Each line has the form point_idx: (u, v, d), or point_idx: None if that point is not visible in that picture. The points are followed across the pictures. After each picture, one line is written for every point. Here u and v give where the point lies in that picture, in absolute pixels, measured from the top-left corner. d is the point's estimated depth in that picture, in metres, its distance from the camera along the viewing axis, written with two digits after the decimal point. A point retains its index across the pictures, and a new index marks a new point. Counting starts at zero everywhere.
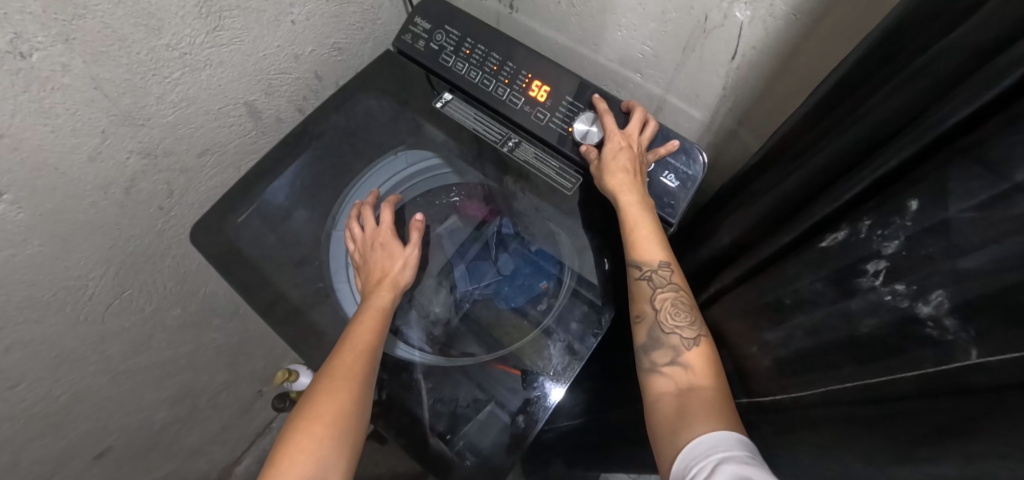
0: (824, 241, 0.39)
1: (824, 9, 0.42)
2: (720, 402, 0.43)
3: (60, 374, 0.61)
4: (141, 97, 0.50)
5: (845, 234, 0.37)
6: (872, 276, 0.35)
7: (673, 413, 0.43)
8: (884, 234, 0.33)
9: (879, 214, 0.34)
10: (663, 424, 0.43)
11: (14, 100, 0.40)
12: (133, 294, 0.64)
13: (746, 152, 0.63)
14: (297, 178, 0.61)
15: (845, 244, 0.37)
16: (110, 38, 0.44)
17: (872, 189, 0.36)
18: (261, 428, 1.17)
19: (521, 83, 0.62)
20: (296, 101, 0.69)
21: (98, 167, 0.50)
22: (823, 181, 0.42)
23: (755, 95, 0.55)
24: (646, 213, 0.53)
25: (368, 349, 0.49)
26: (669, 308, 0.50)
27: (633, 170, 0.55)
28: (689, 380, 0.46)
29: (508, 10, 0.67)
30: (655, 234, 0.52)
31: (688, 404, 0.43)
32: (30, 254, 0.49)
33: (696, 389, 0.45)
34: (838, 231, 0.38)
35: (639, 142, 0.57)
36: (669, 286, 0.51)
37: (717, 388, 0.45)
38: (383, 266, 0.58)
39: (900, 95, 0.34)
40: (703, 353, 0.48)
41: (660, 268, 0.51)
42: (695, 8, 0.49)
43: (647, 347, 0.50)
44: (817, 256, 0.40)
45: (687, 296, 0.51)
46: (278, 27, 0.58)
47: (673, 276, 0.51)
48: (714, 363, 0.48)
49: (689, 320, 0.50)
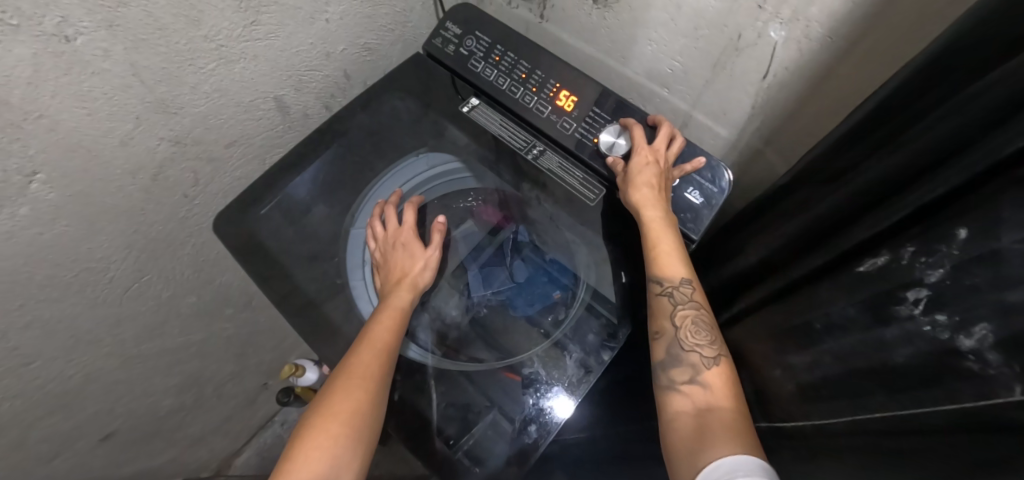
0: (863, 266, 0.40)
1: (861, 33, 0.42)
2: (741, 424, 0.42)
3: (74, 354, 0.61)
4: (176, 86, 0.50)
5: (887, 260, 0.37)
6: (911, 305, 0.34)
7: (692, 432, 0.42)
8: (929, 262, 0.33)
9: (924, 242, 0.34)
10: (681, 444, 0.42)
11: (54, 81, 0.41)
12: (151, 280, 0.64)
13: (773, 173, 0.62)
14: (320, 174, 0.62)
15: (884, 270, 0.37)
16: (151, 27, 0.44)
17: (914, 217, 0.36)
18: (263, 421, 1.17)
19: (548, 92, 0.62)
20: (324, 98, 0.70)
21: (129, 152, 0.51)
22: (861, 206, 0.42)
23: (784, 115, 0.54)
24: (670, 229, 0.53)
25: (385, 351, 0.48)
26: (690, 325, 0.50)
27: (657, 186, 0.54)
28: (710, 400, 0.45)
29: (538, 20, 0.68)
30: (678, 251, 0.52)
31: (708, 425, 0.42)
32: (55, 233, 0.50)
33: (717, 409, 0.44)
34: (880, 256, 0.38)
35: (665, 157, 0.57)
36: (690, 304, 0.50)
37: (735, 407, 0.44)
38: (403, 266, 0.58)
39: (945, 125, 0.34)
40: (721, 371, 0.47)
41: (682, 284, 0.51)
42: (728, 26, 0.50)
43: (665, 364, 0.49)
44: (855, 279, 0.40)
45: (707, 315, 0.51)
46: (313, 25, 0.59)
47: (694, 294, 0.51)
48: (735, 385, 0.47)
49: (709, 339, 0.49)
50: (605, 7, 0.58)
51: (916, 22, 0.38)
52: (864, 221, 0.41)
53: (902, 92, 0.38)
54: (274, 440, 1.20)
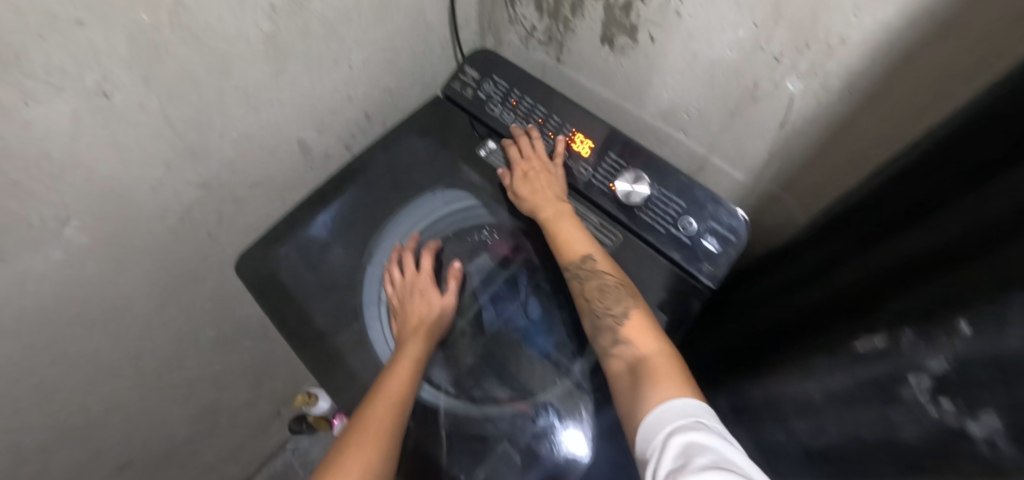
0: (875, 343, 0.35)
1: (880, 88, 0.42)
2: (671, 366, 0.48)
3: (96, 387, 0.62)
4: (205, 132, 0.52)
5: (889, 344, 0.34)
6: (921, 391, 0.31)
7: (629, 391, 0.48)
8: (930, 351, 0.30)
9: (922, 331, 0.31)
10: (623, 404, 0.48)
11: (92, 134, 0.43)
12: (173, 314, 0.66)
13: (792, 219, 0.62)
14: (339, 213, 0.64)
15: (885, 353, 0.34)
16: (184, 80, 0.47)
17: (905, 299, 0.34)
18: (275, 448, 1.17)
19: (564, 137, 0.63)
20: (345, 138, 0.72)
21: (158, 197, 0.53)
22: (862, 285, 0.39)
23: (803, 163, 0.54)
24: (569, 218, 0.59)
25: (395, 412, 0.50)
26: (598, 293, 0.54)
27: (522, 193, 0.60)
28: (636, 354, 0.50)
29: (555, 62, 0.69)
30: (579, 233, 0.57)
31: (638, 384, 0.47)
32: (85, 273, 0.52)
33: (644, 360, 0.49)
34: (895, 338, 0.34)
35: (534, 158, 0.62)
36: (596, 274, 0.54)
37: (659, 351, 0.50)
38: (420, 313, 0.62)
39: (952, 226, 0.30)
40: (633, 322, 0.52)
41: (587, 260, 0.55)
42: (744, 76, 0.50)
43: (595, 334, 0.54)
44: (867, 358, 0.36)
45: (613, 276, 0.54)
46: (337, 71, 0.62)
47: (599, 264, 0.55)
48: (650, 325, 0.52)
49: (616, 296, 0.53)
50: (620, 53, 0.59)
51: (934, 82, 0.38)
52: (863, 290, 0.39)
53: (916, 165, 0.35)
54: (284, 468, 1.19)
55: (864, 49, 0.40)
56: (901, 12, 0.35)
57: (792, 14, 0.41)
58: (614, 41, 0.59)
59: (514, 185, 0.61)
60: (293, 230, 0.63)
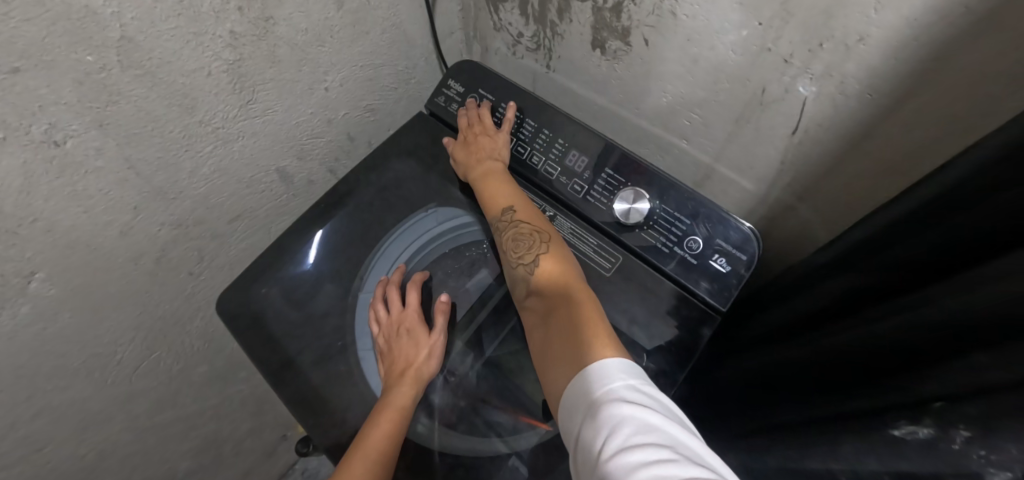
0: (897, 429, 0.23)
1: (906, 91, 0.37)
2: (578, 308, 0.46)
3: (84, 435, 0.60)
4: (174, 172, 0.49)
5: (927, 435, 0.21)
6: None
7: (541, 341, 0.48)
8: (988, 459, 0.17)
9: (942, 418, 0.21)
10: (540, 359, 0.47)
11: (48, 186, 0.40)
12: (161, 355, 0.63)
13: (808, 229, 0.57)
14: (323, 244, 0.61)
15: (926, 450, 0.21)
16: (144, 120, 0.43)
17: (872, 346, 0.31)
18: (283, 470, 1.16)
19: (556, 152, 0.59)
20: (328, 163, 0.68)
21: (130, 241, 0.50)
22: (873, 353, 0.31)
23: (819, 172, 0.49)
24: (503, 179, 0.57)
25: (382, 458, 0.49)
26: (512, 245, 0.53)
27: (470, 156, 0.59)
28: (548, 302, 0.49)
29: (546, 70, 0.65)
30: (504, 190, 0.56)
31: (550, 334, 0.47)
32: (60, 326, 0.49)
33: (555, 308, 0.47)
34: (919, 425, 0.22)
35: (482, 123, 0.60)
36: (512, 226, 0.54)
37: (569, 295, 0.48)
38: (407, 355, 0.57)
39: (990, 290, 0.22)
40: (546, 267, 0.50)
41: (503, 215, 0.55)
42: (751, 80, 0.45)
43: (515, 286, 0.54)
44: (884, 447, 0.24)
45: (528, 226, 0.53)
46: (312, 95, 0.58)
47: (515, 216, 0.54)
48: (563, 269, 0.50)
49: (529, 246, 0.52)
50: (614, 59, 0.55)
51: (968, 82, 0.33)
52: (842, 326, 0.36)
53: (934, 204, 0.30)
54: None
55: (887, 48, 0.35)
56: (930, 8, 0.30)
57: (802, 13, 0.36)
58: (606, 45, 0.54)
59: (456, 149, 0.60)
60: (278, 264, 0.60)
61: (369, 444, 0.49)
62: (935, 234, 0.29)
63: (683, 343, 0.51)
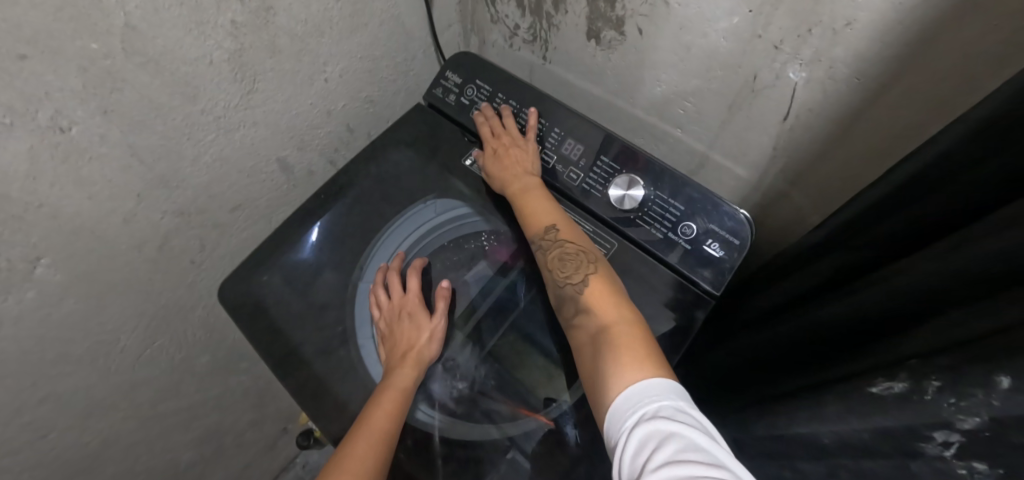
0: (876, 386, 0.24)
1: (892, 74, 0.38)
2: (632, 332, 0.45)
3: (88, 423, 0.61)
4: (176, 160, 0.50)
5: (902, 389, 0.22)
6: (939, 445, 0.19)
7: (588, 363, 0.45)
8: (955, 405, 0.19)
9: (916, 371, 0.22)
10: (586, 384, 0.45)
11: (54, 171, 0.41)
12: (163, 344, 0.64)
13: (801, 215, 0.58)
14: (324, 233, 0.62)
15: (902, 404, 0.22)
16: (147, 107, 0.44)
17: (857, 316, 0.32)
18: (285, 463, 1.17)
19: (553, 141, 0.60)
20: (328, 154, 0.69)
21: (133, 228, 0.51)
22: (858, 323, 0.31)
23: (810, 157, 0.50)
24: (540, 196, 0.57)
25: (382, 441, 0.49)
26: (558, 263, 0.52)
27: (507, 169, 0.58)
28: (597, 322, 0.47)
29: (542, 61, 0.66)
30: (544, 206, 0.56)
31: (598, 354, 0.44)
32: (64, 312, 0.50)
33: (605, 329, 0.46)
34: (894, 381, 0.23)
35: (512, 135, 0.60)
36: (557, 244, 0.53)
37: (621, 318, 0.46)
38: (409, 338, 0.59)
39: (969, 249, 0.23)
40: (595, 288, 0.49)
41: (548, 232, 0.53)
42: (743, 67, 0.46)
43: (559, 307, 0.52)
44: (862, 403, 0.24)
45: (575, 246, 0.52)
46: (312, 86, 0.59)
47: (560, 234, 0.53)
48: (615, 293, 0.49)
49: (578, 266, 0.51)
50: (609, 48, 0.56)
51: (952, 63, 0.34)
52: (829, 300, 0.37)
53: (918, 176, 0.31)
54: None
55: (873, 31, 0.36)
56: None
57: None
58: (601, 36, 0.55)
59: (487, 163, 0.59)
60: (278, 252, 0.61)
61: (369, 427, 0.50)
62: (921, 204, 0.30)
63: (677, 325, 0.52)
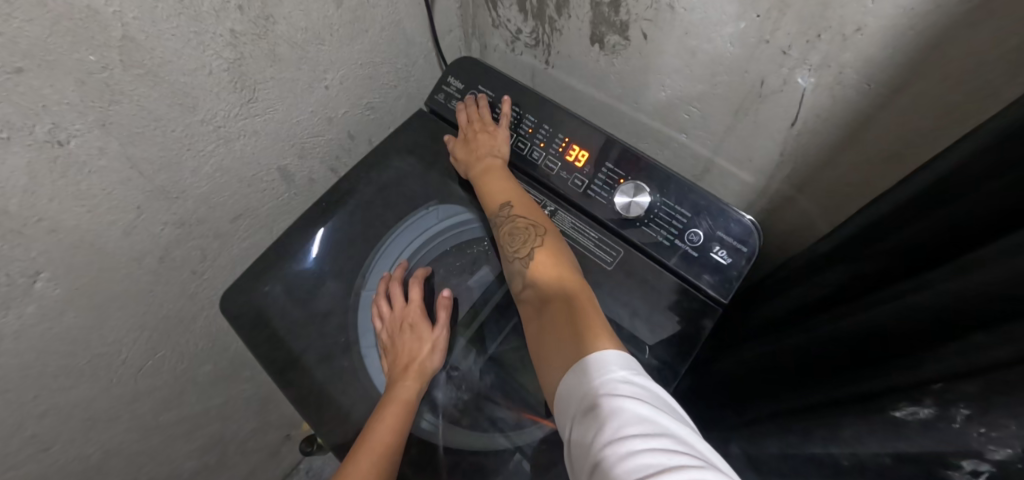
0: (899, 409, 0.24)
1: (904, 81, 0.37)
2: (570, 301, 0.46)
3: (90, 435, 0.61)
4: (177, 172, 0.50)
5: (927, 415, 0.22)
6: (966, 474, 0.19)
7: (534, 337, 0.48)
8: (987, 435, 0.18)
9: (942, 397, 0.21)
10: (532, 357, 0.48)
11: (52, 185, 0.40)
12: (165, 355, 0.64)
13: (808, 221, 0.57)
14: (325, 242, 0.61)
15: (929, 429, 0.21)
16: (146, 119, 0.44)
17: (871, 331, 0.31)
18: (288, 469, 1.16)
19: (557, 147, 0.59)
20: (329, 161, 0.69)
21: (133, 240, 0.50)
22: (873, 337, 0.31)
23: (818, 163, 0.49)
24: (502, 174, 0.58)
25: (385, 457, 0.49)
26: (507, 238, 0.54)
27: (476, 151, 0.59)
28: (540, 294, 0.49)
29: (544, 66, 0.65)
30: (503, 186, 0.57)
31: (541, 327, 0.48)
32: (65, 326, 0.50)
33: (546, 299, 0.48)
34: (921, 405, 0.22)
35: (485, 119, 0.61)
36: (506, 220, 0.55)
37: (562, 288, 0.48)
38: (410, 350, 0.58)
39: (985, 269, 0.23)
40: (540, 260, 0.51)
41: (501, 210, 0.55)
42: (749, 72, 0.46)
43: (510, 280, 0.54)
44: (886, 428, 0.24)
45: (523, 219, 0.54)
46: (312, 93, 0.58)
47: (511, 211, 0.55)
48: (559, 263, 0.51)
49: (523, 240, 0.53)
50: (613, 53, 0.55)
51: (967, 70, 0.33)
52: (842, 312, 0.36)
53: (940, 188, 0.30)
54: None
55: (883, 37, 0.35)
56: None
57: (798, 4, 0.37)
58: (604, 40, 0.54)
59: (456, 148, 0.61)
60: (281, 261, 0.60)
61: (372, 442, 0.49)
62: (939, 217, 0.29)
63: (685, 334, 0.51)
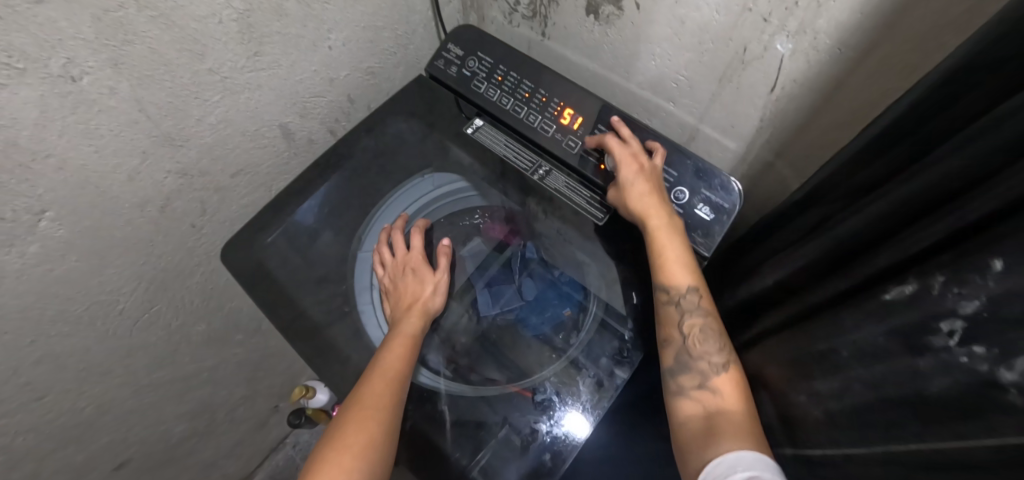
0: (888, 293, 0.35)
1: (870, 44, 0.41)
2: (745, 422, 0.45)
3: (84, 387, 0.61)
4: (182, 119, 0.51)
5: (914, 289, 0.32)
6: (945, 336, 0.30)
7: (699, 432, 0.45)
8: (960, 292, 0.28)
9: (923, 276, 0.32)
10: (688, 443, 0.45)
11: (62, 121, 0.41)
12: (161, 309, 0.64)
13: (785, 185, 0.61)
14: (325, 200, 0.62)
15: (914, 301, 0.32)
16: (156, 62, 0.45)
17: (869, 245, 0.38)
18: (275, 443, 1.17)
19: (553, 110, 0.63)
20: (328, 123, 0.70)
21: (137, 186, 0.51)
22: (854, 250, 0.40)
23: (794, 127, 0.53)
24: (675, 235, 0.53)
25: (397, 378, 0.50)
26: (699, 334, 0.50)
27: (652, 192, 0.54)
28: (719, 404, 0.47)
29: (541, 37, 0.68)
30: (684, 259, 0.52)
31: (715, 426, 0.45)
32: (66, 269, 0.50)
33: (719, 414, 0.46)
34: (906, 284, 0.33)
35: (652, 166, 0.56)
36: (698, 312, 0.51)
37: (740, 412, 0.46)
38: (413, 291, 0.61)
39: (933, 174, 0.32)
40: (730, 380, 0.49)
41: (689, 293, 0.51)
42: (733, 40, 0.49)
43: (675, 370, 0.50)
44: (879, 309, 0.35)
45: (716, 322, 0.51)
46: (316, 52, 0.60)
47: (702, 302, 0.51)
48: (745, 390, 0.49)
49: (718, 346, 0.50)
50: (607, 23, 0.58)
51: (931, 33, 0.37)
52: (822, 236, 0.44)
53: (902, 122, 0.36)
54: (285, 463, 1.20)
55: (855, 2, 0.38)
56: None
57: None
58: (599, 11, 0.57)
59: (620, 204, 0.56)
60: (279, 216, 0.61)
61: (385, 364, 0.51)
62: (906, 146, 0.36)
63: None
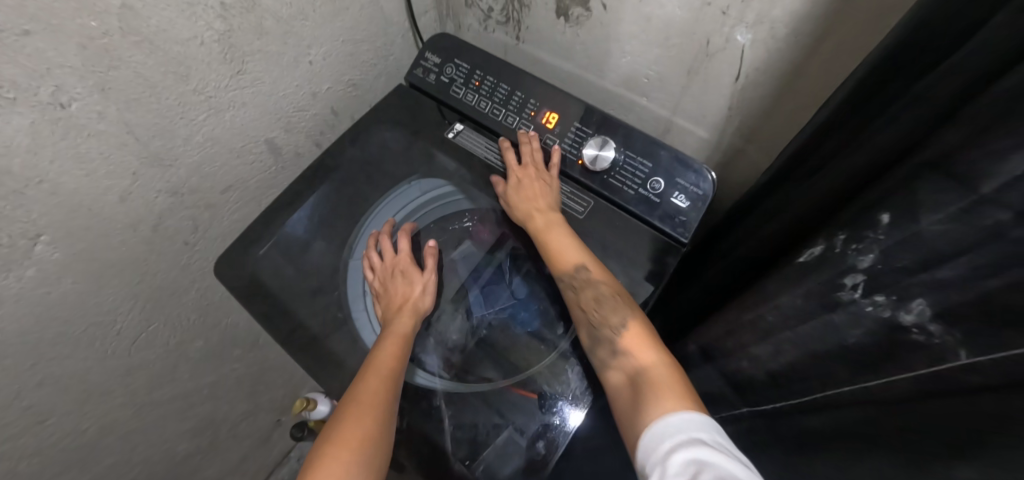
0: (802, 256, 0.35)
1: (821, 30, 0.43)
2: (661, 373, 0.47)
3: (86, 408, 0.62)
4: (170, 139, 0.52)
5: (820, 249, 0.32)
6: (850, 290, 0.30)
7: (626, 400, 0.47)
8: (857, 248, 0.29)
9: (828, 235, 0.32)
10: (621, 414, 0.47)
11: (53, 147, 0.42)
12: (158, 328, 0.65)
13: (757, 170, 0.63)
14: (314, 210, 0.64)
15: (821, 260, 0.32)
16: (142, 85, 0.46)
17: (810, 219, 0.40)
18: (280, 457, 1.17)
19: (530, 111, 0.65)
20: (313, 136, 0.72)
21: (128, 207, 0.53)
22: (803, 221, 0.41)
23: (759, 114, 0.56)
24: (558, 228, 0.59)
25: (391, 374, 0.52)
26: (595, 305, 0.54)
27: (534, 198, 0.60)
28: (634, 363, 0.49)
29: (515, 41, 0.71)
30: (570, 244, 0.57)
31: (636, 389, 0.47)
32: (62, 291, 0.51)
33: (638, 374, 0.48)
34: (815, 246, 0.33)
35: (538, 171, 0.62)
36: (590, 285, 0.54)
37: (656, 363, 0.48)
38: (403, 293, 0.62)
39: (877, 141, 0.33)
40: (634, 332, 0.51)
41: (575, 273, 0.55)
42: (697, 34, 0.51)
43: (593, 348, 0.54)
44: (794, 274, 0.35)
45: (609, 285, 0.54)
46: (297, 68, 0.62)
47: (591, 274, 0.55)
48: (654, 338, 0.51)
49: (613, 306, 0.53)
50: (577, 25, 0.60)
51: (871, 19, 0.39)
52: (781, 217, 0.46)
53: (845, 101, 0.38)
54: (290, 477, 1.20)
55: None
56: None
57: None
58: (569, 12, 0.59)
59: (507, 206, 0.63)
60: (269, 229, 0.63)
61: (378, 365, 0.53)
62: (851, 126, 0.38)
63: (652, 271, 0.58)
